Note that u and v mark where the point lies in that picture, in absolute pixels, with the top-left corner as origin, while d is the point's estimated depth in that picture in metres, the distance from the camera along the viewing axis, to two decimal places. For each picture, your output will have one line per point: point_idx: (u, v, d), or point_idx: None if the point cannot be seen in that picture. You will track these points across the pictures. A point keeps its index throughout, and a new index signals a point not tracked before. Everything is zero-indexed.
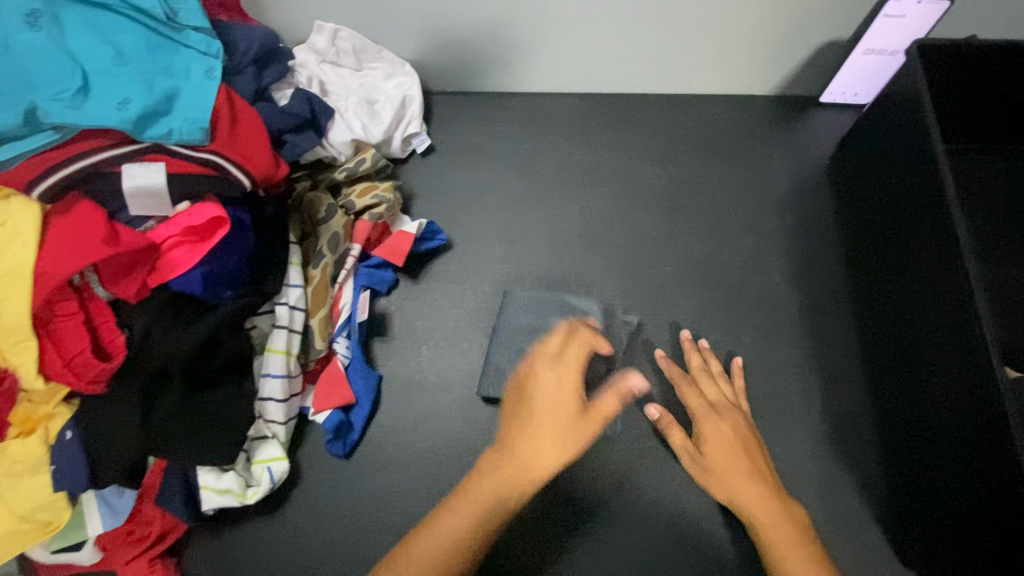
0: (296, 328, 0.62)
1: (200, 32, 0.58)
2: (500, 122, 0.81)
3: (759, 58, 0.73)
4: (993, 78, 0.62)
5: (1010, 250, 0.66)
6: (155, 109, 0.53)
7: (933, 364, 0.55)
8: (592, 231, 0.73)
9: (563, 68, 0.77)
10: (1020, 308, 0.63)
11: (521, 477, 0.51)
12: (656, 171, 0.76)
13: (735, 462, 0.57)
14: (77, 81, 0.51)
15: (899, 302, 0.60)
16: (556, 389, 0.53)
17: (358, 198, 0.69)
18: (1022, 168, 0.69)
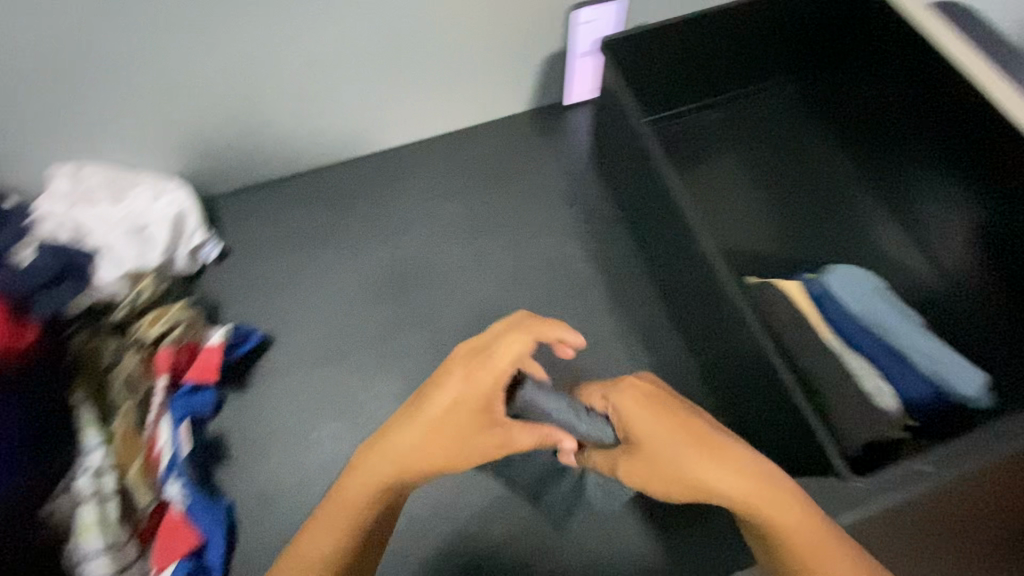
0: (108, 494, 0.57)
1: None
2: (291, 204, 0.80)
3: (498, 80, 0.82)
4: (665, 53, 0.75)
5: (729, 184, 0.79)
6: None
7: (699, 297, 0.63)
8: (409, 280, 0.75)
9: (331, 138, 0.80)
10: (750, 228, 0.76)
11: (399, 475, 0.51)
12: (449, 205, 0.81)
13: (664, 431, 0.49)
14: None
15: (669, 259, 0.68)
16: (465, 386, 0.50)
17: (148, 329, 0.65)
18: (715, 118, 0.83)
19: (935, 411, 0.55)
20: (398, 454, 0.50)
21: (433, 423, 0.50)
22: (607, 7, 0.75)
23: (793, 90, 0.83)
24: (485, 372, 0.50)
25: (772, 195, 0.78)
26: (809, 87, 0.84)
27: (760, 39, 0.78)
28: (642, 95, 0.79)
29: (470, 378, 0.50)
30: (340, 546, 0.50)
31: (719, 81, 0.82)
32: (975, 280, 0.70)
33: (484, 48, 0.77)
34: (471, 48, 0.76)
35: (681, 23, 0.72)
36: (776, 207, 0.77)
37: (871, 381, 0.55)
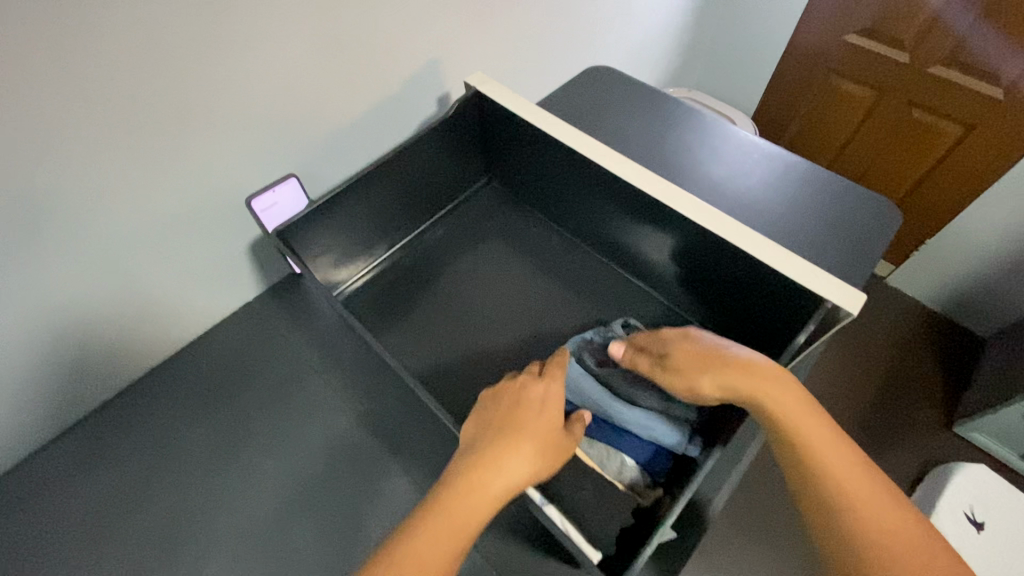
0: None
1: None
2: (9, 516, 0.71)
3: (192, 292, 0.81)
4: (346, 217, 0.79)
5: (457, 300, 0.82)
6: None
7: (446, 433, 0.66)
8: (172, 533, 0.70)
9: (19, 423, 0.72)
10: (489, 333, 0.79)
11: (517, 436, 0.53)
12: (191, 432, 0.77)
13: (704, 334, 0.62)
14: None
15: (417, 403, 0.70)
16: (533, 393, 0.57)
17: None
18: (429, 246, 0.89)
19: (664, 464, 0.60)
20: (505, 477, 0.50)
21: (524, 417, 0.55)
22: (280, 188, 0.78)
23: (484, 201, 0.94)
24: (542, 382, 0.58)
25: (498, 296, 0.83)
26: (501, 192, 0.95)
27: (429, 176, 0.86)
28: (342, 258, 0.83)
29: (533, 395, 0.57)
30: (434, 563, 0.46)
31: (414, 218, 0.88)
32: (681, 306, 0.79)
33: (159, 278, 0.75)
34: (144, 284, 0.74)
35: (345, 194, 0.76)
36: (507, 306, 0.82)
37: (610, 458, 0.59)
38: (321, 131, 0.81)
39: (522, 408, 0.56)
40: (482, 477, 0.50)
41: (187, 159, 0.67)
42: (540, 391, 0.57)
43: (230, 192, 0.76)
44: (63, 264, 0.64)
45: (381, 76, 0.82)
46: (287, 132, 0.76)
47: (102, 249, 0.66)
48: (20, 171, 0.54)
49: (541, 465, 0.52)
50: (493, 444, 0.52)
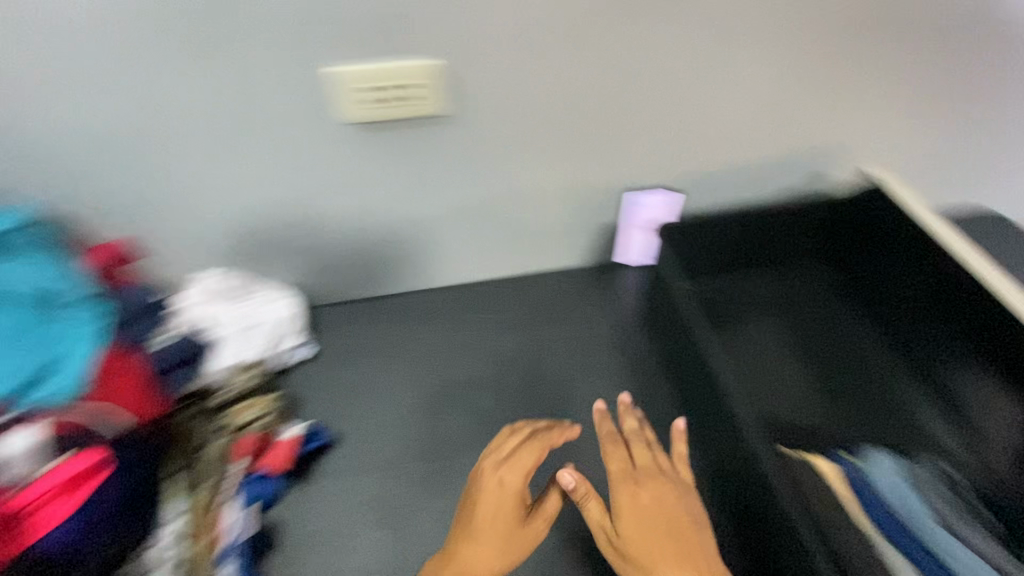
0: (172, 558, 0.64)
1: (80, 306, 0.69)
2: (377, 322, 0.93)
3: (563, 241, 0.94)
4: (710, 236, 0.91)
5: (763, 347, 0.86)
6: (35, 380, 0.63)
7: (733, 454, 0.71)
8: (467, 402, 0.84)
9: (410, 268, 0.92)
10: (784, 390, 0.82)
11: (487, 516, 0.63)
12: (498, 342, 0.91)
13: (649, 522, 0.61)
14: (11, 366, 0.63)
15: (712, 415, 0.76)
16: (497, 487, 0.65)
17: (237, 416, 0.76)
18: (751, 287, 0.94)
19: None
20: (470, 553, 0.62)
21: (487, 505, 0.64)
22: (661, 197, 0.88)
23: (831, 277, 0.94)
24: (497, 484, 0.66)
25: (803, 364, 0.84)
26: (834, 273, 0.95)
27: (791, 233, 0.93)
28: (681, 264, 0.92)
29: (479, 496, 0.65)
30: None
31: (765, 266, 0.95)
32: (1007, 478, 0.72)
33: (556, 218, 0.90)
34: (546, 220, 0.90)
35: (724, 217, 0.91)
36: (809, 376, 0.83)
37: None
38: (736, 162, 0.88)
39: (509, 491, 0.65)
40: (490, 538, 0.62)
41: (640, 139, 0.82)
42: (514, 480, 0.66)
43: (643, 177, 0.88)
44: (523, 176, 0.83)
45: (809, 129, 0.86)
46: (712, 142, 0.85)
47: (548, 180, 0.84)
48: (553, 96, 0.74)
49: (518, 538, 0.63)
50: (468, 517, 0.64)
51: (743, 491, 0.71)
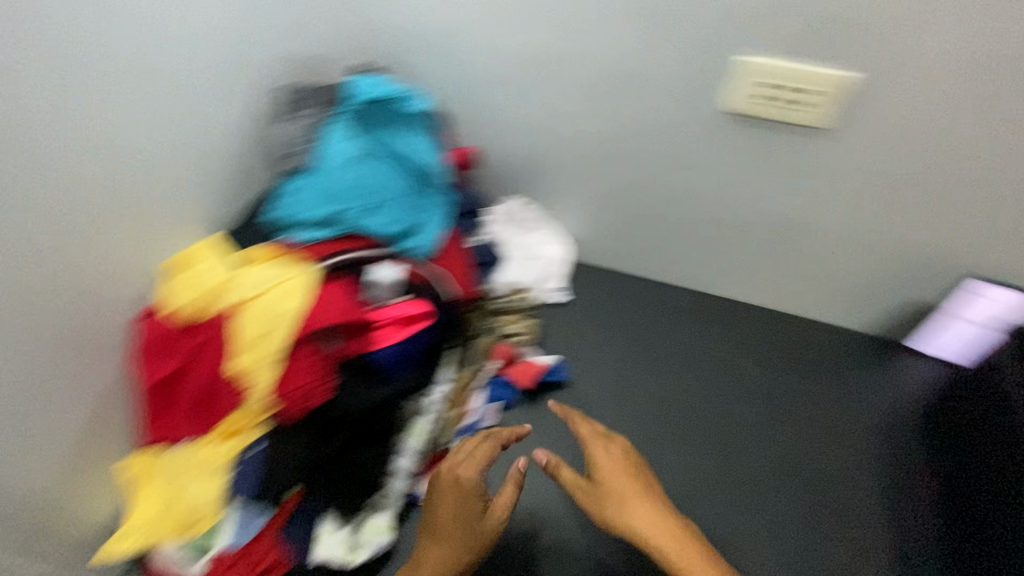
0: (433, 414, 0.74)
1: (444, 187, 0.82)
2: (631, 297, 0.97)
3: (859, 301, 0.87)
4: None
5: None
6: (407, 230, 0.76)
7: None
8: (699, 409, 0.84)
9: (685, 263, 0.93)
10: None
11: (470, 498, 0.63)
12: (749, 368, 0.88)
13: (629, 483, 0.62)
14: (396, 210, 0.76)
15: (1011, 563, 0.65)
16: (470, 468, 0.64)
17: (507, 325, 0.87)
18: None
19: None
20: (443, 522, 0.62)
21: (450, 484, 0.63)
22: (995, 294, 0.76)
23: None
24: (470, 467, 0.64)
25: None
26: None
27: None
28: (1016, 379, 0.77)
29: (470, 471, 0.64)
30: (466, 555, 0.61)
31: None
32: None
33: (872, 276, 0.83)
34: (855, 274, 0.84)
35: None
36: None
37: None
38: None
39: (461, 491, 0.64)
40: (465, 521, 0.62)
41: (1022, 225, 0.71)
42: (470, 478, 0.64)
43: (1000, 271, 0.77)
44: (868, 223, 0.78)
45: None
46: None
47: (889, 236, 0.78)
48: (948, 147, 0.68)
49: (490, 527, 0.63)
50: (453, 496, 0.63)
51: None
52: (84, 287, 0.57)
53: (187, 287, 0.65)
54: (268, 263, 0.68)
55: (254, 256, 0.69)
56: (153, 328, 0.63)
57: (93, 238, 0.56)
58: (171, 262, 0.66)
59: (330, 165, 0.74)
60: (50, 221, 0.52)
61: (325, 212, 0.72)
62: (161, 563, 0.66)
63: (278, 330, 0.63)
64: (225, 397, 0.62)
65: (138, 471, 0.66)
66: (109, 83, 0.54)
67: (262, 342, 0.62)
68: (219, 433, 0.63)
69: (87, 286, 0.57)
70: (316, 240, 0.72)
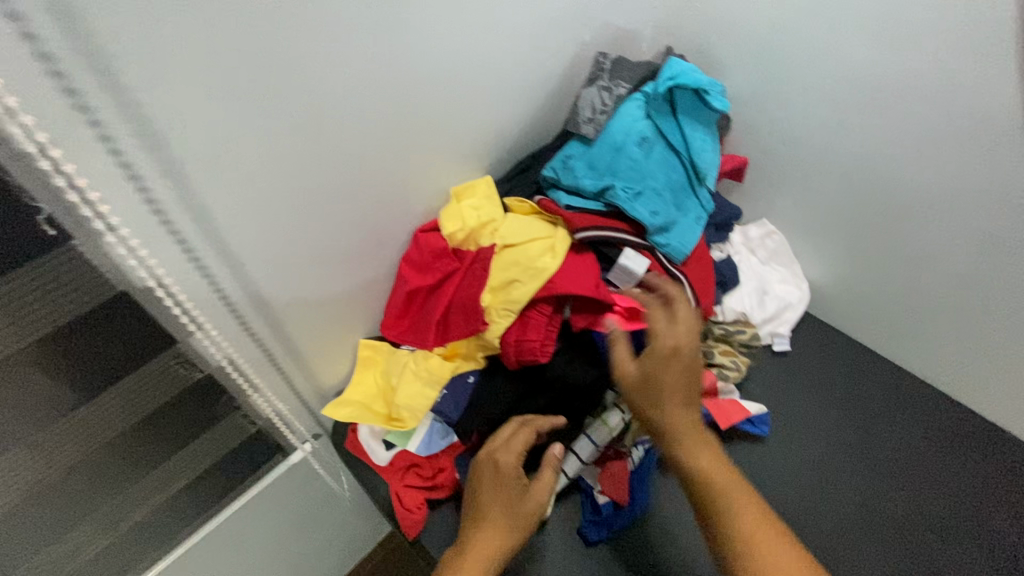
0: (625, 414, 0.71)
1: (708, 193, 0.76)
2: (859, 370, 0.88)
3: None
4: None
5: None
6: (665, 225, 0.71)
7: None
8: (917, 531, 0.74)
9: (941, 358, 0.84)
10: None
11: (509, 485, 0.61)
12: (994, 512, 0.75)
13: (682, 387, 0.57)
14: (660, 203, 0.71)
15: None
16: (513, 452, 0.62)
17: (719, 354, 0.81)
18: None
19: None
20: (484, 505, 0.60)
21: (491, 464, 0.62)
22: None
23: None
24: (513, 451, 0.62)
25: None
26: None
27: None
28: None
29: (514, 456, 0.61)
30: (502, 547, 0.58)
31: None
32: None
33: None
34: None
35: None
36: None
37: None
38: None
39: (491, 476, 0.61)
40: (505, 507, 0.60)
41: None
42: (511, 462, 0.61)
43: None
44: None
45: None
46: None
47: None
48: None
49: (530, 516, 0.60)
50: (491, 476, 0.61)
51: None
52: (402, 183, 0.66)
53: (458, 217, 0.71)
54: (527, 217, 0.71)
55: (514, 209, 0.73)
56: (425, 240, 0.70)
57: (424, 143, 0.65)
58: (453, 190, 0.73)
59: (616, 139, 0.72)
60: (414, 120, 0.62)
61: (597, 184, 0.70)
62: (355, 439, 0.75)
63: (526, 281, 0.65)
64: (461, 325, 0.67)
65: (371, 356, 0.75)
66: (494, 23, 0.63)
67: (505, 288, 0.65)
68: (443, 351, 0.69)
69: (402, 183, 0.66)
70: (575, 208, 0.71)
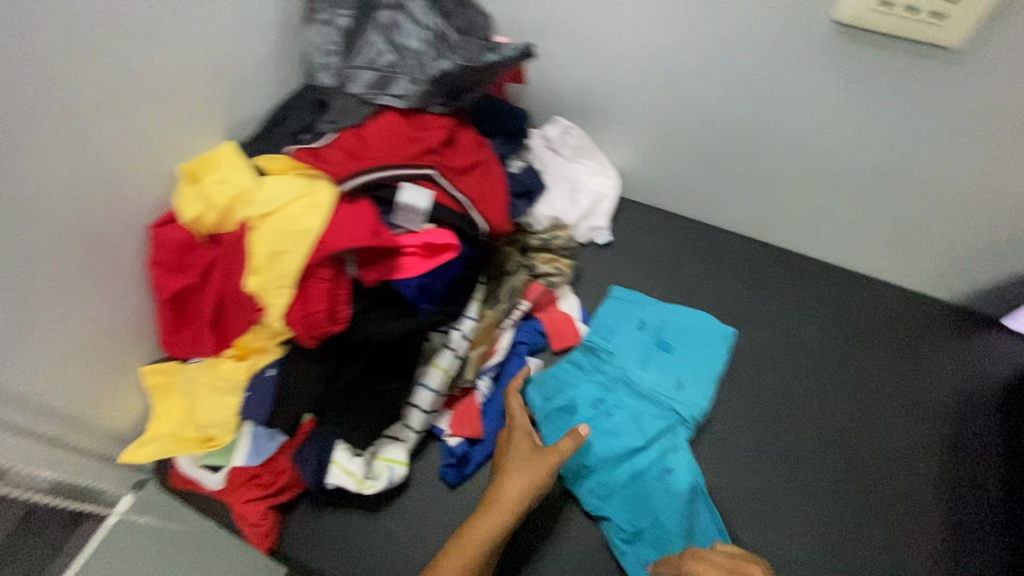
0: (459, 354, 0.69)
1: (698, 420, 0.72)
2: (676, 241, 0.88)
3: (955, 267, 0.76)
4: None
5: None
6: (602, 472, 0.68)
7: None
8: (744, 370, 0.77)
9: (745, 207, 0.84)
10: None
11: (528, 480, 0.61)
12: (806, 333, 0.80)
13: None
14: (624, 443, 0.69)
15: None
16: (534, 449, 0.63)
17: (542, 264, 0.80)
18: None
19: None
20: (495, 498, 0.60)
21: (518, 458, 0.63)
22: None
23: None
24: (538, 447, 0.63)
25: None
26: None
27: None
28: None
29: (536, 449, 0.63)
30: (496, 537, 0.58)
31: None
32: None
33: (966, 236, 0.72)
34: (962, 231, 0.72)
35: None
36: None
37: None
38: None
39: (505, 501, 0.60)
40: (514, 501, 0.60)
41: None
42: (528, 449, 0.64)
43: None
44: (989, 169, 0.66)
45: None
46: None
47: (1008, 189, 0.66)
48: None
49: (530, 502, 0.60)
50: (510, 465, 0.63)
51: None
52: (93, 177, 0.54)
53: (200, 198, 0.60)
54: (284, 176, 0.62)
55: (268, 169, 0.64)
56: (168, 235, 0.60)
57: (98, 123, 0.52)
58: (184, 169, 0.61)
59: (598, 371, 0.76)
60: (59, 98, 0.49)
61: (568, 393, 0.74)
62: (181, 473, 0.67)
63: (291, 250, 0.57)
64: (240, 315, 0.59)
65: (165, 381, 0.65)
66: None
67: (271, 262, 0.57)
68: (234, 352, 0.61)
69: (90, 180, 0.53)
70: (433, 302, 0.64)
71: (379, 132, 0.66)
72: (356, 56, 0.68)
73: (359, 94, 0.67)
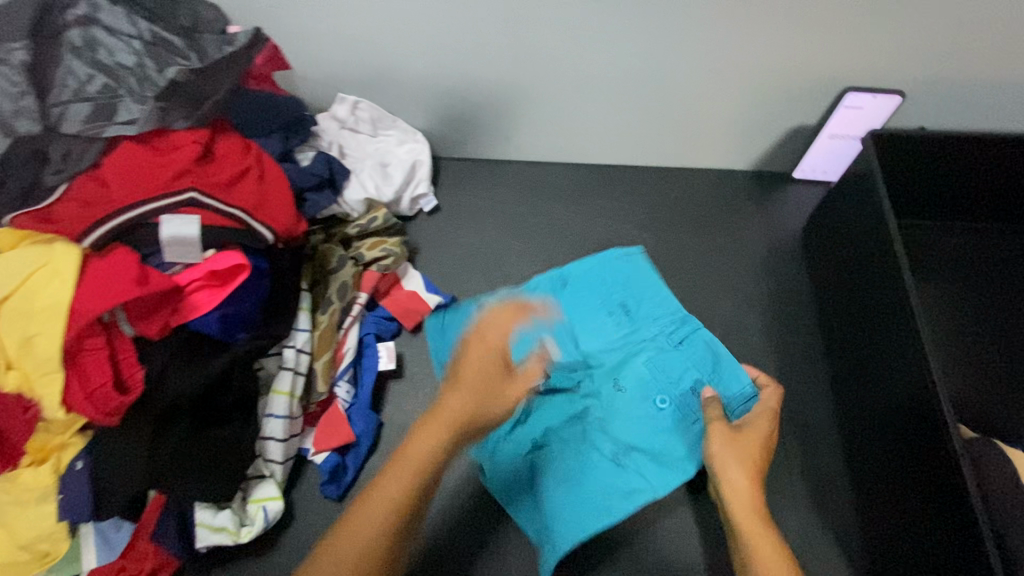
0: (301, 371, 0.66)
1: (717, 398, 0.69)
2: (500, 186, 0.88)
3: (741, 139, 0.82)
4: (937, 168, 0.71)
5: (949, 299, 0.72)
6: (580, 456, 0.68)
7: (897, 421, 0.61)
8: None
9: (549, 137, 0.85)
10: (962, 363, 0.69)
11: (457, 408, 0.51)
12: (634, 236, 0.84)
13: (752, 449, 0.57)
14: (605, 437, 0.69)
15: (873, 374, 0.66)
16: (477, 360, 0.53)
17: (368, 250, 0.74)
18: (972, 243, 0.76)
19: None
20: (430, 422, 0.51)
21: (463, 368, 0.53)
22: (878, 97, 0.74)
23: None
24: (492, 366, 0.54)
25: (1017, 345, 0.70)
26: None
27: None
28: (893, 187, 0.74)
29: (484, 364, 0.53)
30: (419, 480, 0.49)
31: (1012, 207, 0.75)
32: None
33: (736, 110, 0.78)
34: (734, 107, 0.77)
35: (993, 139, 0.67)
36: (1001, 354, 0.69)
37: None
38: (986, 74, 0.70)
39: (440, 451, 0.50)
40: (442, 421, 0.51)
41: (873, 31, 0.66)
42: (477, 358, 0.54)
43: (871, 73, 0.71)
44: (733, 45, 0.69)
45: None
46: (958, 48, 0.67)
47: (756, 59, 0.71)
48: None
49: (457, 432, 0.51)
50: (455, 377, 0.54)
51: (873, 456, 0.65)
52: None
53: None
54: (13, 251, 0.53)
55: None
56: None
57: None
58: None
59: (609, 344, 0.74)
60: None
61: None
62: None
63: (42, 334, 0.50)
64: (16, 419, 0.52)
65: None
66: None
67: (27, 350, 0.50)
68: (30, 459, 0.54)
69: None
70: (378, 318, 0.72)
71: (116, 168, 0.58)
72: (56, 91, 0.58)
73: (78, 133, 0.58)
